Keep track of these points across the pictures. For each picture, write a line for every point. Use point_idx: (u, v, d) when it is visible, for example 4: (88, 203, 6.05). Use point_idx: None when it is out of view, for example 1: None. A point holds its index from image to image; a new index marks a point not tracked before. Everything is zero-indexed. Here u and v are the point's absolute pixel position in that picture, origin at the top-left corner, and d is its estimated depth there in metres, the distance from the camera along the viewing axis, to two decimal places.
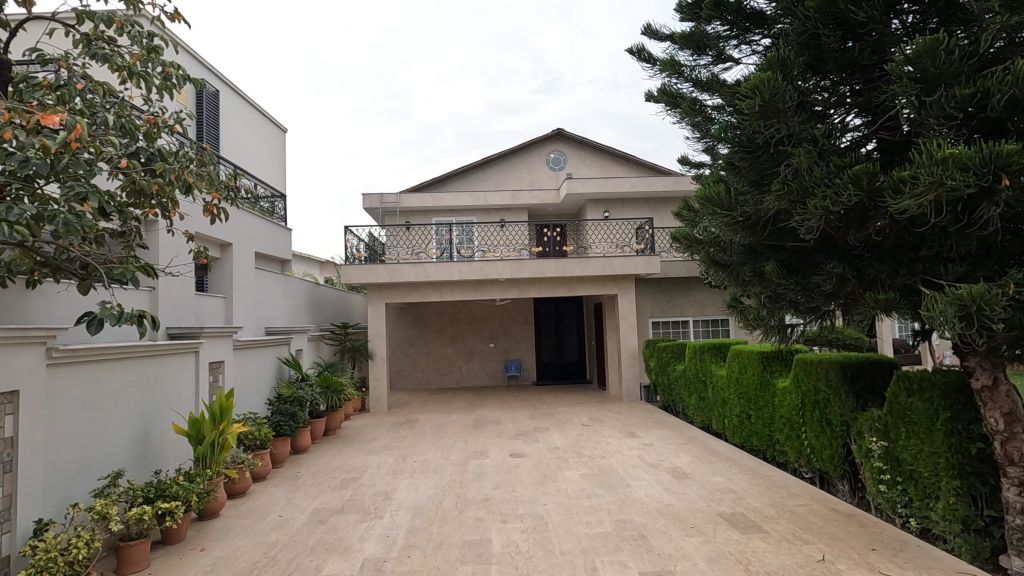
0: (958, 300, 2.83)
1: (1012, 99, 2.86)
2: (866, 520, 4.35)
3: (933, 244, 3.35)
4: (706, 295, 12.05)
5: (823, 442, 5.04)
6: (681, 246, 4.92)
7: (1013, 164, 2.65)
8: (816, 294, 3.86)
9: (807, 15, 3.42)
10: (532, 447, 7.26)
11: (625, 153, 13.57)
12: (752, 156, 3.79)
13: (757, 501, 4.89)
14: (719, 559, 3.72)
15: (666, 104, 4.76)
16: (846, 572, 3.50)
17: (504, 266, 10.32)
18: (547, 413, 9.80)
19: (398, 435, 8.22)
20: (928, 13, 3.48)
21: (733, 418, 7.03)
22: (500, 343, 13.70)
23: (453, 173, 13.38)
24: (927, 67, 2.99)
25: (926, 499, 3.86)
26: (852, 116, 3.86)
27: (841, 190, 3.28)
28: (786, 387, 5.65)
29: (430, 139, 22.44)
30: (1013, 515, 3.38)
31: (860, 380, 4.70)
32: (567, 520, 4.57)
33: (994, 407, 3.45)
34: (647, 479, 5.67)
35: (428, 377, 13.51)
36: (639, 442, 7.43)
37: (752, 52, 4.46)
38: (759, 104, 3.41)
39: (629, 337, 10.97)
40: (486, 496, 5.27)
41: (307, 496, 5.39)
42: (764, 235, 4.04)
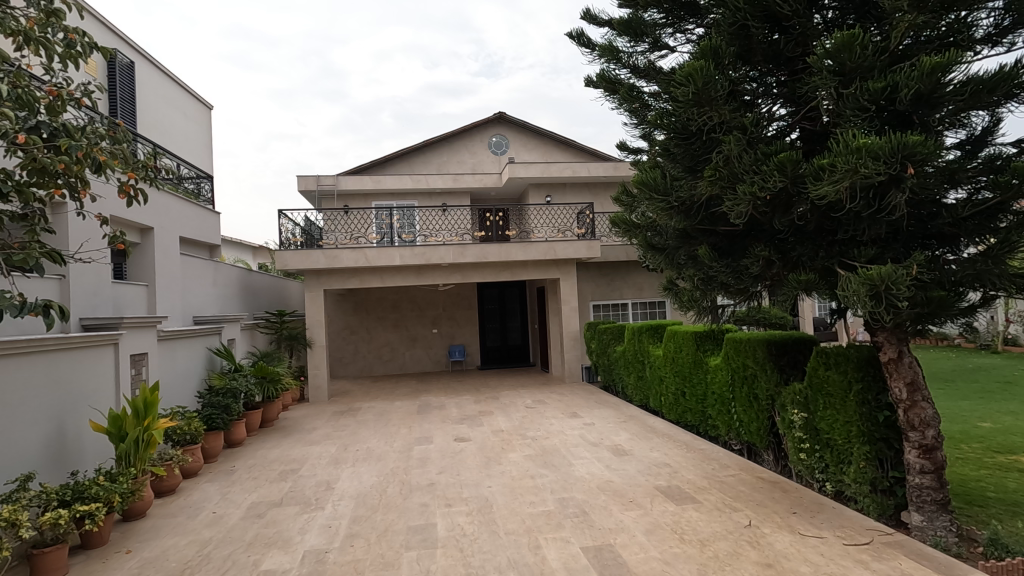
0: (870, 280, 3.04)
1: (917, 93, 3.07)
2: (788, 486, 4.66)
3: (849, 228, 3.58)
4: (644, 278, 12.44)
5: (751, 415, 5.36)
6: (620, 231, 5.03)
7: (917, 155, 2.86)
8: (745, 277, 4.06)
9: (738, 7, 3.52)
10: (477, 431, 7.29)
11: (566, 137, 13.62)
12: (687, 143, 3.91)
13: (691, 473, 5.15)
14: (656, 530, 3.90)
15: (604, 90, 4.81)
16: (770, 535, 3.75)
17: (447, 251, 10.22)
18: (491, 396, 9.89)
19: (340, 424, 8.05)
20: (845, 9, 3.70)
21: (669, 396, 7.33)
22: (444, 328, 13.62)
23: (393, 155, 13.07)
24: (845, 60, 3.18)
25: (840, 464, 4.18)
26: (778, 105, 4.07)
27: (767, 177, 3.44)
28: (718, 364, 5.97)
29: (369, 119, 21.86)
30: (914, 474, 3.71)
31: (784, 356, 5.00)
32: (512, 501, 4.64)
33: (899, 377, 3.75)
34: (588, 458, 5.84)
35: (370, 364, 13.26)
36: (581, 421, 7.63)
37: (687, 40, 4.64)
38: (693, 92, 3.49)
39: (572, 320, 11.19)
40: (431, 481, 5.26)
41: (243, 490, 5.19)
42: (698, 221, 4.23)
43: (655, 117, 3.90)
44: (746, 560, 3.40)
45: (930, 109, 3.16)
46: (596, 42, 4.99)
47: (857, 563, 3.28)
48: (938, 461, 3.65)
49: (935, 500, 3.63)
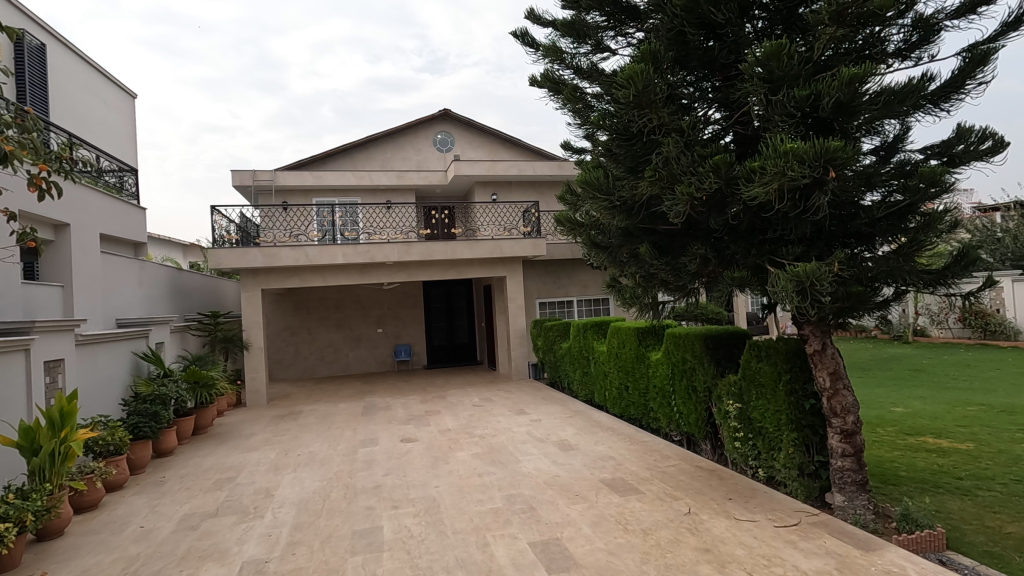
0: (796, 277, 3.23)
1: (837, 102, 3.27)
2: (724, 474, 4.89)
3: (778, 228, 3.80)
4: (589, 275, 12.69)
5: (689, 407, 5.58)
6: (564, 229, 5.11)
7: (838, 159, 3.06)
8: (683, 274, 4.21)
9: (675, 13, 3.65)
10: (423, 431, 7.22)
11: (511, 135, 13.67)
12: (628, 144, 4.01)
13: (634, 465, 5.31)
14: (601, 522, 3.99)
15: (548, 89, 4.87)
16: (708, 521, 3.91)
17: (392, 249, 10.04)
18: (438, 395, 9.81)
19: (280, 428, 7.77)
20: (774, 20, 3.90)
21: (613, 391, 7.51)
22: (389, 327, 13.37)
23: (334, 150, 12.70)
24: (773, 68, 3.35)
25: (771, 451, 4.42)
26: (713, 110, 4.24)
27: (703, 178, 3.59)
28: (659, 359, 6.17)
29: (309, 112, 21.17)
30: (837, 458, 3.96)
31: (720, 349, 5.23)
32: (459, 500, 4.62)
33: (823, 367, 4.00)
34: (535, 454, 5.90)
35: (312, 366, 12.85)
36: (528, 418, 7.69)
37: (627, 43, 4.75)
38: (634, 94, 3.56)
39: (518, 317, 11.27)
40: (377, 484, 5.16)
41: (174, 502, 4.92)
42: (639, 219, 4.34)
43: (598, 118, 3.97)
44: (686, 546, 3.53)
45: (849, 117, 3.38)
46: (540, 42, 5.04)
47: (786, 543, 3.48)
48: (857, 445, 3.93)
49: (854, 481, 3.90)
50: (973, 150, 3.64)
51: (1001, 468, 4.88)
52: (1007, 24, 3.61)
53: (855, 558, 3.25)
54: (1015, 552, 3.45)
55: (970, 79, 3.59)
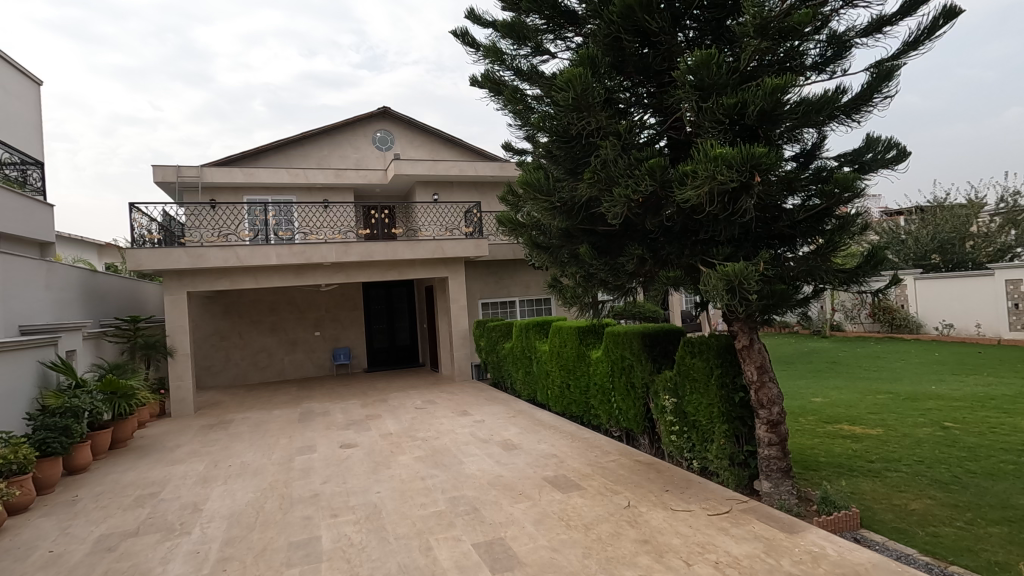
0: (726, 277, 3.39)
1: (762, 110, 3.46)
2: (661, 466, 5.06)
3: (709, 230, 3.98)
4: (531, 276, 12.81)
5: (628, 402, 5.74)
6: (506, 229, 5.12)
7: (762, 165, 3.24)
8: (621, 274, 4.33)
9: (612, 20, 3.76)
10: (364, 436, 7.04)
11: (453, 135, 13.57)
12: (568, 146, 4.08)
13: (576, 462, 5.40)
14: (544, 519, 4.03)
15: (489, 90, 4.90)
16: (646, 514, 4.03)
17: (329, 249, 9.73)
18: (379, 399, 9.62)
19: (209, 438, 7.36)
20: (703, 30, 4.10)
21: (555, 389, 7.61)
22: (327, 331, 12.95)
23: (267, 146, 12.18)
24: (704, 77, 3.50)
25: (704, 442, 4.62)
26: (648, 115, 4.38)
27: (639, 181, 3.71)
28: (599, 357, 6.31)
29: (239, 107, 20.24)
30: (764, 447, 4.18)
31: (656, 346, 5.41)
32: (402, 505, 4.54)
33: (750, 362, 4.22)
34: (478, 454, 5.89)
35: (244, 372, 12.26)
36: (471, 419, 7.67)
37: (566, 47, 4.84)
38: (573, 97, 3.62)
39: (460, 318, 11.21)
40: (315, 492, 4.98)
41: (89, 522, 4.55)
42: (579, 220, 4.42)
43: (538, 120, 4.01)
44: (626, 539, 3.62)
45: (772, 125, 3.58)
46: (480, 42, 5.04)
47: (718, 530, 3.64)
48: (782, 434, 4.16)
49: (779, 468, 4.14)
50: (880, 158, 3.97)
51: (906, 451, 5.32)
52: (907, 44, 3.98)
53: (781, 540, 3.44)
54: (919, 527, 3.77)
55: (878, 93, 3.90)
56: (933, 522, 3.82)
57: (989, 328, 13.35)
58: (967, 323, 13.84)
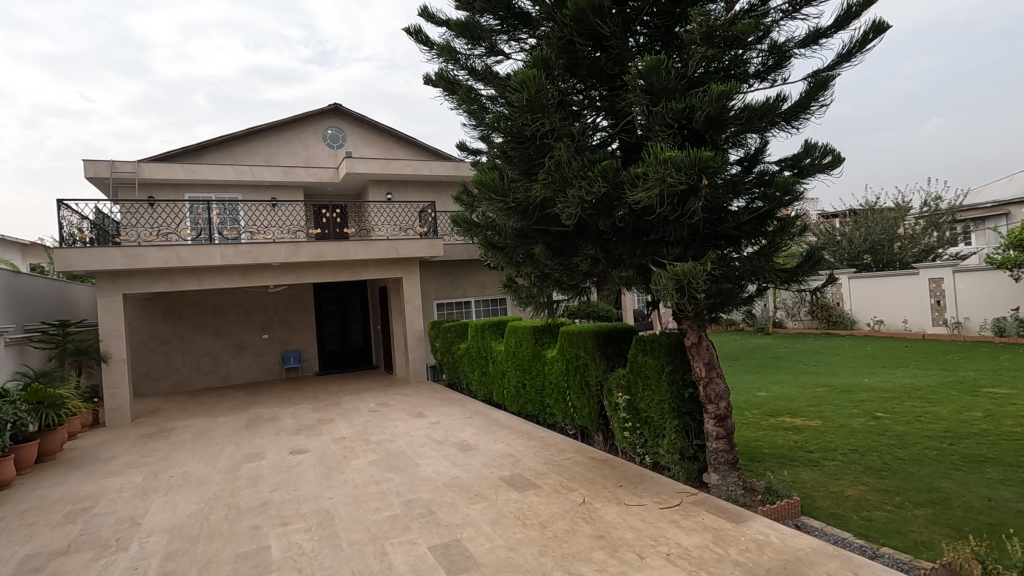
0: (675, 276, 3.48)
1: (708, 116, 3.57)
2: (615, 463, 5.16)
3: (660, 231, 4.09)
4: (486, 276, 12.81)
5: (583, 400, 5.83)
6: (461, 229, 5.10)
7: (709, 168, 3.35)
8: (575, 273, 4.39)
9: (566, 23, 3.80)
10: (315, 441, 6.86)
11: (407, 134, 13.39)
12: (522, 147, 4.09)
13: (532, 460, 5.43)
14: (500, 519, 4.03)
15: (443, 89, 4.86)
16: (600, 509, 4.10)
17: (278, 249, 9.42)
18: (331, 403, 9.39)
19: (148, 448, 6.99)
20: (653, 36, 4.21)
21: (510, 389, 7.63)
22: (276, 333, 12.53)
23: (211, 142, 11.68)
24: (654, 81, 3.58)
25: (656, 438, 4.74)
26: (601, 118, 4.46)
27: (592, 182, 3.77)
28: (554, 356, 6.37)
29: (179, 100, 19.33)
30: (712, 441, 4.33)
31: (609, 345, 5.52)
32: (355, 510, 4.45)
33: (699, 358, 4.36)
34: (434, 456, 5.84)
35: (187, 377, 11.71)
36: (427, 421, 7.59)
37: (520, 48, 4.86)
38: (527, 98, 3.63)
39: (415, 319, 11.09)
40: (264, 501, 4.81)
41: (12, 542, 4.23)
42: (533, 221, 4.45)
43: (492, 120, 4.01)
44: (581, 535, 3.68)
45: (718, 129, 3.71)
46: (434, 41, 5.00)
47: (669, 523, 3.75)
48: (729, 428, 4.32)
49: (726, 460, 4.30)
50: (818, 163, 4.18)
51: (842, 440, 5.63)
52: (841, 55, 4.21)
53: (728, 530, 3.57)
54: (853, 511, 4.00)
55: (815, 101, 4.11)
56: (867, 507, 4.06)
57: (914, 323, 14.30)
58: (895, 319, 14.78)
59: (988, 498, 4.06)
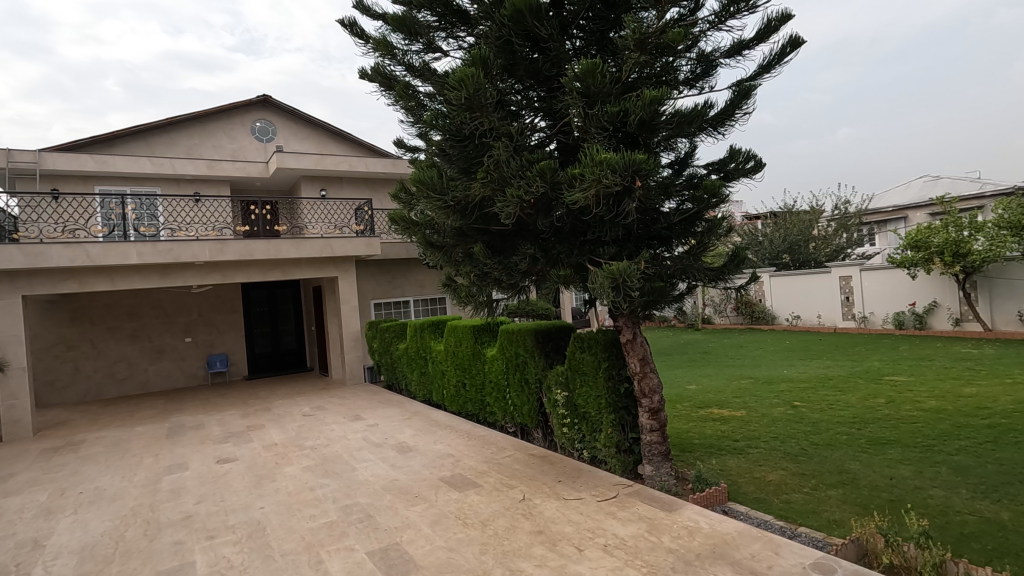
0: (611, 275, 3.58)
1: (642, 119, 3.69)
2: (554, 458, 5.24)
3: (596, 230, 4.19)
4: (425, 275, 12.67)
5: (522, 398, 5.88)
6: (399, 228, 5.03)
7: (642, 170, 3.46)
8: (515, 272, 4.42)
9: (504, 23, 3.82)
10: (244, 449, 6.53)
11: (342, 129, 13.00)
12: (461, 145, 4.06)
13: (473, 460, 5.43)
14: (441, 520, 4.00)
15: (379, 84, 4.76)
16: (540, 505, 4.16)
17: (202, 247, 8.89)
18: (262, 408, 8.97)
19: (53, 464, 6.40)
20: (588, 41, 4.30)
21: (450, 389, 7.58)
22: (200, 336, 11.82)
23: (125, 132, 10.86)
24: (589, 85, 3.66)
25: (594, 433, 4.86)
26: (539, 118, 4.51)
27: (531, 182, 3.80)
28: (494, 355, 6.39)
29: (86, 85, 17.84)
30: (646, 434, 4.49)
31: (548, 343, 5.59)
32: (289, 518, 4.28)
33: (634, 354, 4.50)
34: (371, 460, 5.71)
35: (98, 386, 10.82)
36: (364, 424, 7.41)
37: (458, 47, 4.84)
38: (465, 96, 3.61)
39: (351, 319, 10.80)
40: (188, 514, 4.53)
41: None
42: (472, 220, 4.44)
43: (430, 117, 3.96)
44: (521, 531, 3.71)
45: (651, 133, 3.84)
46: (370, 35, 4.90)
47: (607, 515, 3.85)
48: (662, 420, 4.48)
49: (659, 452, 4.47)
50: (742, 168, 4.41)
51: (764, 429, 6.00)
52: (763, 66, 4.46)
53: (662, 519, 3.72)
54: (774, 495, 4.27)
55: (739, 109, 4.33)
56: (786, 490, 4.34)
57: (827, 318, 15.41)
58: (811, 315, 15.86)
59: (890, 477, 4.45)
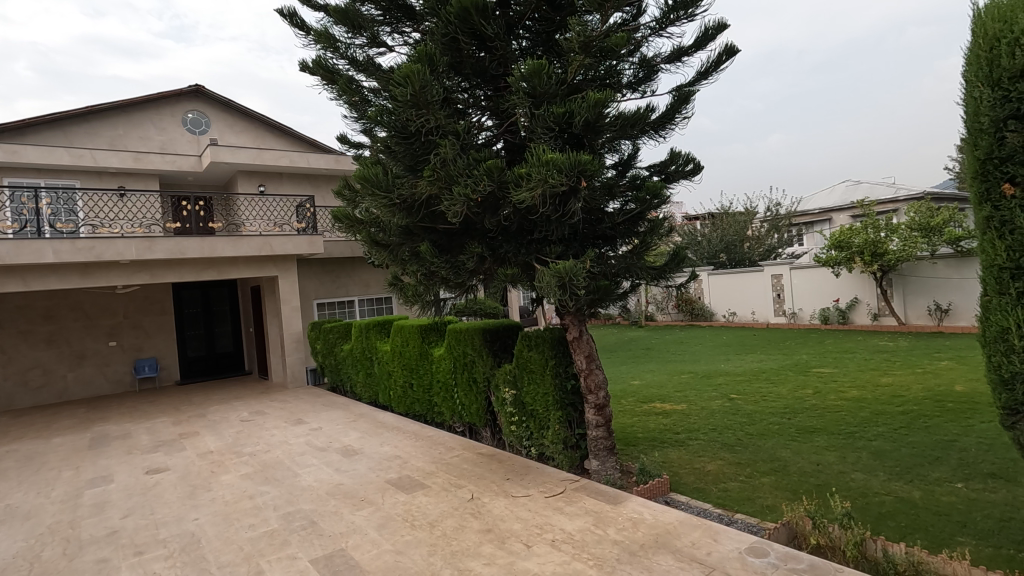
0: (558, 274, 3.63)
1: (587, 121, 3.75)
2: (503, 457, 5.26)
3: (543, 230, 4.24)
4: (370, 274, 12.42)
5: (471, 397, 5.87)
6: (342, 226, 4.89)
7: (587, 171, 3.52)
8: (462, 271, 4.40)
9: (450, 20, 3.80)
10: (176, 458, 6.18)
11: (281, 123, 12.52)
12: (406, 143, 4.00)
13: (420, 460, 5.37)
14: (387, 523, 3.94)
15: (321, 77, 4.63)
16: (489, 503, 4.16)
17: (128, 245, 8.35)
18: (196, 414, 8.53)
19: None
20: (535, 41, 4.35)
21: (397, 389, 7.46)
22: (126, 340, 11.10)
23: (38, 119, 10.03)
24: (536, 85, 3.68)
25: (541, 430, 4.92)
26: (485, 117, 4.51)
27: (478, 181, 3.79)
28: (441, 354, 6.34)
29: None
30: (593, 429, 4.59)
31: (496, 341, 5.59)
32: (226, 529, 4.09)
33: (580, 351, 4.59)
34: (315, 465, 5.54)
35: (9, 396, 9.95)
36: (307, 427, 7.18)
37: (403, 43, 4.78)
38: (411, 93, 3.57)
39: (293, 320, 10.45)
40: (113, 530, 4.25)
41: None
42: (419, 218, 4.38)
43: (374, 113, 3.89)
44: (470, 531, 3.71)
45: (596, 135, 3.92)
46: (311, 26, 4.75)
47: (554, 510, 3.91)
48: (607, 416, 4.59)
49: (605, 446, 4.57)
50: (681, 170, 4.59)
51: (703, 421, 6.26)
52: (701, 73, 4.65)
53: (607, 512, 3.81)
54: (713, 484, 4.46)
55: (679, 113, 4.50)
56: (724, 479, 4.54)
57: (761, 315, 16.22)
58: (746, 311, 16.65)
59: (817, 463, 4.74)
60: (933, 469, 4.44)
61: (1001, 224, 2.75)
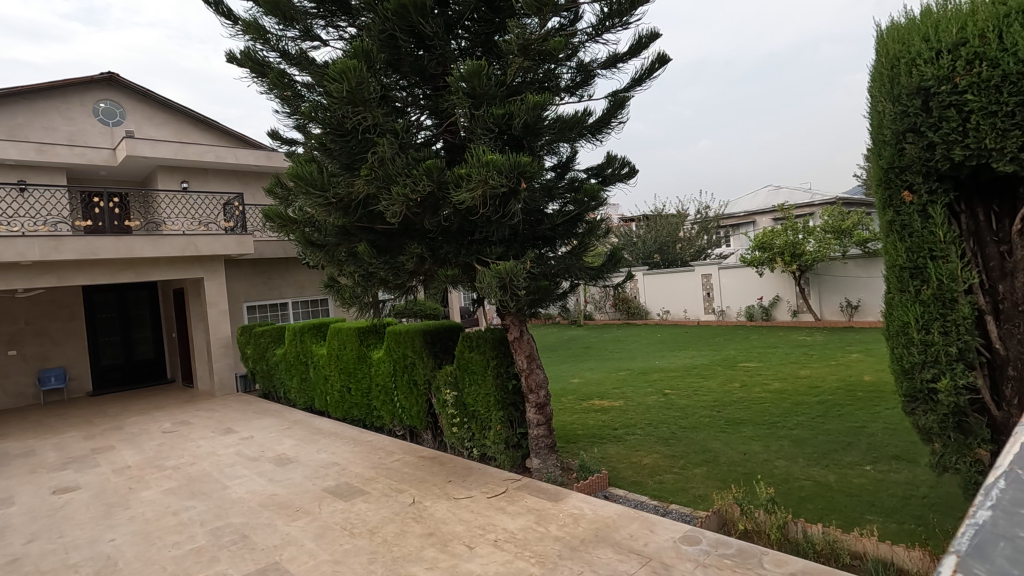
0: (499, 274, 3.64)
1: (526, 123, 3.79)
2: (444, 459, 5.22)
3: (483, 230, 4.25)
4: (305, 275, 11.98)
5: (411, 400, 5.79)
6: (274, 225, 4.69)
7: (526, 172, 3.56)
8: (402, 272, 4.33)
9: (387, 16, 3.73)
10: (89, 475, 5.72)
11: (206, 116, 11.84)
12: (343, 140, 3.88)
13: (359, 467, 5.24)
14: (325, 532, 3.82)
15: (250, 70, 4.43)
16: (431, 507, 4.12)
17: (30, 244, 7.62)
18: (111, 427, 7.91)
19: None
20: (474, 42, 4.34)
21: (334, 394, 7.24)
22: (28, 349, 10.14)
23: None
24: (475, 86, 3.68)
25: (483, 430, 4.92)
26: (424, 116, 4.45)
27: (417, 181, 3.74)
28: (381, 357, 6.21)
29: None
30: (534, 428, 4.64)
31: (437, 343, 5.54)
32: (148, 549, 3.83)
33: (521, 351, 4.63)
34: (246, 476, 5.28)
35: None
36: (237, 437, 6.83)
37: (338, 37, 4.65)
38: (347, 90, 3.48)
39: (221, 324, 9.91)
40: (14, 557, 3.87)
41: None
42: (356, 218, 4.27)
43: (308, 109, 3.76)
44: (411, 535, 3.65)
45: (535, 137, 3.96)
46: (238, 15, 4.52)
47: (497, 510, 3.92)
48: (548, 415, 4.66)
49: (546, 444, 4.63)
50: (618, 173, 4.73)
51: (640, 416, 6.47)
52: (635, 80, 4.81)
53: (548, 509, 3.86)
54: (649, 477, 4.62)
55: (614, 118, 4.63)
56: (659, 471, 4.72)
57: (692, 313, 16.95)
58: (679, 309, 17.34)
59: (744, 452, 5.02)
60: (846, 454, 4.80)
61: (902, 229, 3.02)
